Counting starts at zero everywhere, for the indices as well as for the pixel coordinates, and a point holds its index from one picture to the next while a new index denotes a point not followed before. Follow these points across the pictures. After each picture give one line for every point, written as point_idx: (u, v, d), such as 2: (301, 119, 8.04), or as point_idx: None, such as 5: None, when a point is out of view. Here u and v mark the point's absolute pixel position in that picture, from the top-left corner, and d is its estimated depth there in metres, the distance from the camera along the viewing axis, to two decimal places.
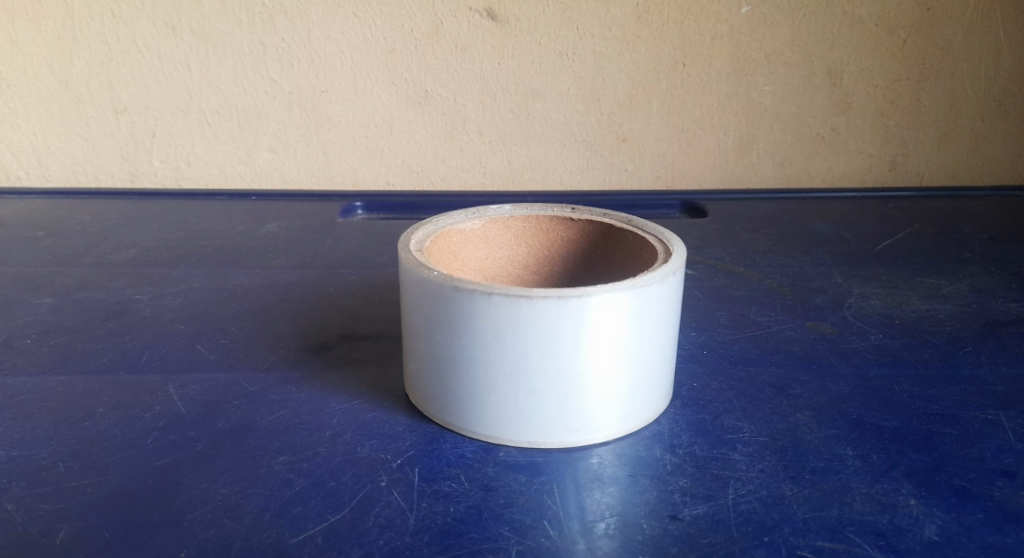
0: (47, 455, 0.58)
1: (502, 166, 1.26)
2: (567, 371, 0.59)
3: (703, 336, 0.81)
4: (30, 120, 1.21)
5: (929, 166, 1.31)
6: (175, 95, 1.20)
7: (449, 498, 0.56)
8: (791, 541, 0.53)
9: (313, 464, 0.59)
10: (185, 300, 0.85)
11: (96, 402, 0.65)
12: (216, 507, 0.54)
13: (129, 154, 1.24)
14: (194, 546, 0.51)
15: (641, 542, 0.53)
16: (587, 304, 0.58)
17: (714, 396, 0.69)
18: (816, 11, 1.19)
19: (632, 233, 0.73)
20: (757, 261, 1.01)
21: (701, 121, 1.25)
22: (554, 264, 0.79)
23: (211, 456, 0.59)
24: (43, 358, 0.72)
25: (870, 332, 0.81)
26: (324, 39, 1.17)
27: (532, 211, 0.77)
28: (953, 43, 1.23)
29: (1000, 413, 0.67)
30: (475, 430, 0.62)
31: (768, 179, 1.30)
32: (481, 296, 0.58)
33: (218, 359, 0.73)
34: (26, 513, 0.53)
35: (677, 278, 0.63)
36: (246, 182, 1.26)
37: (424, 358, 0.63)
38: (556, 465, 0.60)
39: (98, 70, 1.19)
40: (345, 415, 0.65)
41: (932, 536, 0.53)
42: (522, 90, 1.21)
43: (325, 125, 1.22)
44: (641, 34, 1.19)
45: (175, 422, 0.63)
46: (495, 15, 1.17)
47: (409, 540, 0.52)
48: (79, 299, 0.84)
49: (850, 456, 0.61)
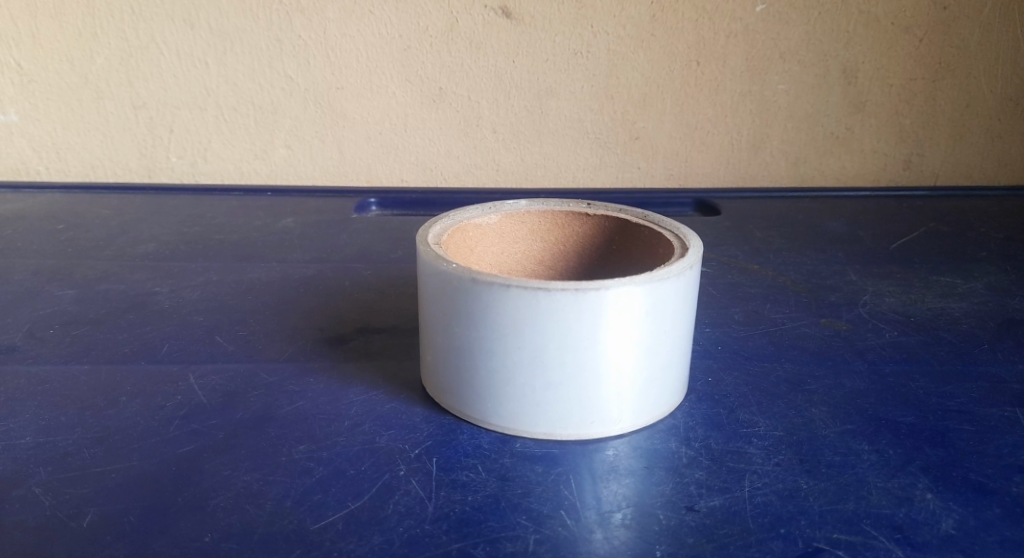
0: (73, 442, 0.59)
1: (515, 164, 1.26)
2: (584, 364, 0.60)
3: (719, 332, 0.81)
4: (50, 116, 1.22)
5: (944, 165, 1.31)
6: (192, 91, 1.21)
7: (467, 487, 0.56)
8: (808, 533, 0.53)
9: (332, 453, 0.59)
10: (203, 292, 0.86)
11: (118, 391, 0.66)
12: (238, 494, 0.55)
13: (147, 149, 1.25)
14: (217, 531, 0.51)
15: (657, 533, 0.53)
16: (605, 297, 0.58)
17: (729, 391, 0.70)
18: (831, 9, 1.19)
19: (648, 228, 0.73)
20: (771, 258, 1.01)
21: (715, 120, 1.25)
22: (570, 259, 0.79)
23: (232, 444, 0.60)
24: (66, 348, 0.73)
25: (884, 330, 0.81)
26: (340, 36, 1.18)
27: (547, 206, 0.77)
28: (969, 42, 1.23)
29: (1016, 411, 0.67)
30: (492, 422, 0.63)
31: (782, 178, 1.30)
32: (500, 288, 0.58)
33: (236, 350, 0.74)
34: (53, 498, 0.53)
35: (692, 273, 0.63)
36: (261, 178, 1.27)
37: (441, 350, 0.63)
38: (572, 457, 0.60)
39: (117, 66, 1.20)
40: (363, 406, 0.65)
41: (949, 529, 0.54)
42: (536, 88, 1.22)
43: (340, 121, 1.23)
44: (656, 33, 1.19)
45: (197, 411, 0.63)
46: (510, 13, 1.17)
47: (429, 528, 0.52)
48: (100, 291, 0.85)
49: (866, 450, 0.62)
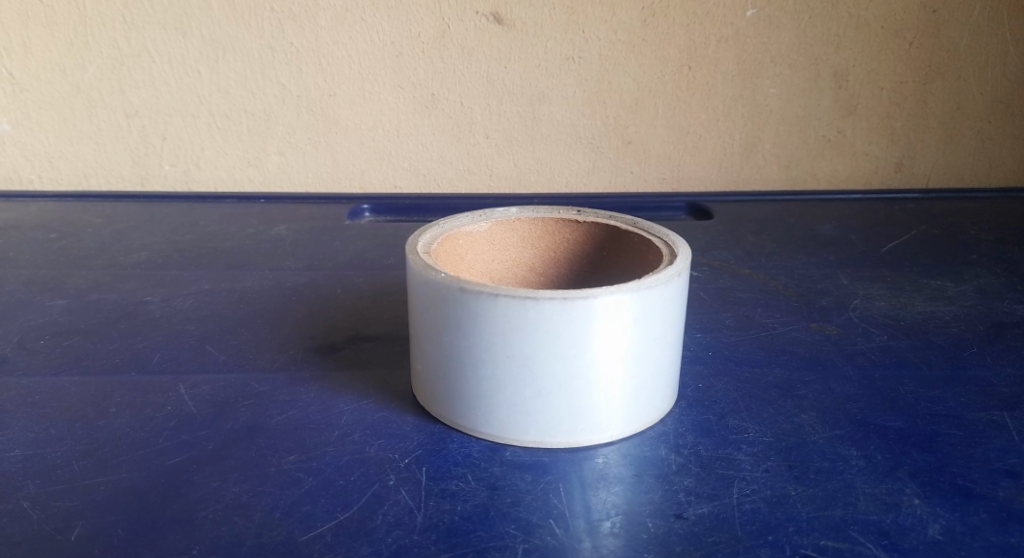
0: (62, 454, 0.59)
1: (508, 169, 1.27)
2: (573, 372, 0.60)
3: (709, 337, 0.81)
4: (43, 125, 1.22)
5: (936, 167, 1.31)
6: (185, 99, 1.21)
7: (456, 496, 0.56)
8: (796, 540, 0.53)
9: (322, 463, 0.59)
10: (195, 301, 0.86)
11: (108, 402, 0.66)
12: (227, 505, 0.55)
13: (140, 157, 1.25)
14: (205, 543, 0.51)
15: (646, 541, 0.53)
16: (593, 305, 0.58)
17: (719, 397, 0.70)
18: (822, 13, 1.20)
19: (638, 235, 0.73)
20: (762, 262, 1.01)
21: (707, 124, 1.26)
22: (560, 266, 0.79)
23: (222, 455, 0.60)
24: (57, 359, 0.73)
25: (875, 334, 0.81)
26: (332, 43, 1.18)
27: (537, 213, 0.77)
28: (959, 45, 1.23)
29: (1005, 415, 0.67)
30: (482, 430, 0.63)
31: (774, 181, 1.30)
32: (488, 297, 0.58)
33: (228, 360, 0.74)
34: (41, 511, 0.54)
35: (681, 280, 0.64)
36: (255, 185, 1.27)
37: (431, 358, 0.63)
38: (562, 465, 0.61)
39: (110, 75, 1.20)
40: (354, 415, 0.65)
41: (936, 535, 0.54)
42: (528, 93, 1.22)
43: (333, 128, 1.23)
44: (647, 38, 1.20)
45: (187, 421, 0.64)
46: (502, 19, 1.17)
47: (417, 538, 0.53)
48: (92, 301, 0.85)
49: (854, 456, 0.62)
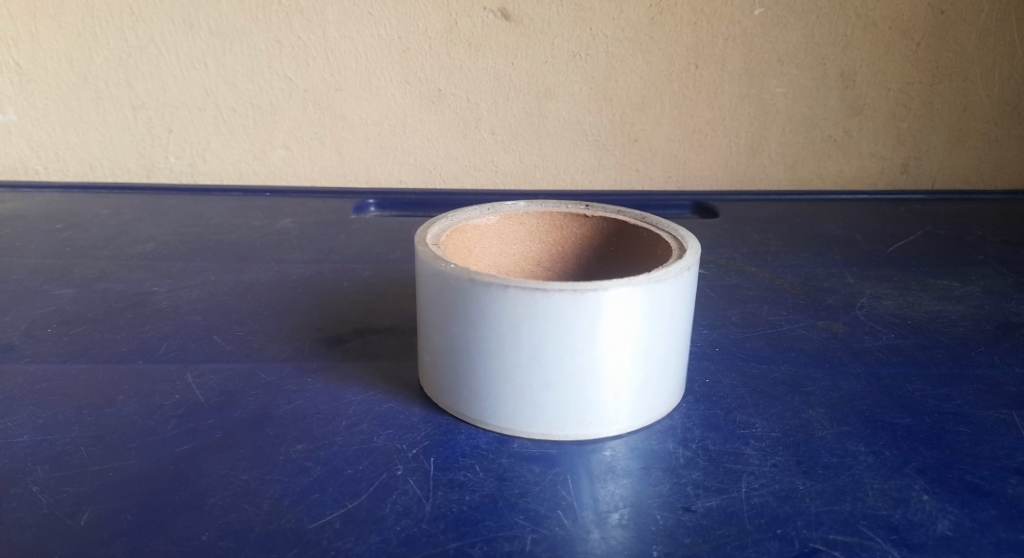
0: (70, 440, 0.59)
1: (514, 165, 1.27)
2: (582, 364, 0.60)
3: (716, 333, 0.81)
4: (49, 116, 1.22)
5: (942, 169, 1.31)
6: (192, 91, 1.21)
7: (464, 487, 0.56)
8: (805, 534, 0.53)
9: (330, 452, 0.59)
10: (202, 292, 0.86)
11: (116, 390, 0.66)
12: (235, 492, 0.55)
13: (145, 150, 1.25)
14: (214, 530, 0.51)
15: (654, 533, 0.53)
16: (603, 298, 0.58)
17: (726, 392, 0.70)
18: (829, 14, 1.20)
19: (647, 231, 0.73)
20: (768, 261, 1.01)
21: (713, 123, 1.26)
22: (567, 261, 0.79)
23: (230, 443, 0.60)
24: (64, 347, 0.73)
25: (881, 332, 0.81)
26: (339, 37, 1.18)
27: (546, 207, 0.77)
28: (966, 47, 1.23)
29: (1012, 413, 0.67)
30: (490, 422, 0.63)
31: (780, 181, 1.30)
32: (498, 289, 0.58)
33: (235, 350, 0.74)
34: (50, 496, 0.53)
35: (690, 275, 0.63)
36: (260, 179, 1.27)
37: (440, 350, 0.63)
38: (570, 457, 0.60)
39: (117, 67, 1.20)
40: (362, 406, 0.65)
41: (945, 531, 0.54)
42: (535, 89, 1.22)
43: (339, 123, 1.23)
44: (654, 36, 1.20)
45: (195, 410, 0.64)
46: (509, 16, 1.17)
47: (426, 527, 0.52)
48: (98, 290, 0.85)
49: (863, 452, 0.62)
